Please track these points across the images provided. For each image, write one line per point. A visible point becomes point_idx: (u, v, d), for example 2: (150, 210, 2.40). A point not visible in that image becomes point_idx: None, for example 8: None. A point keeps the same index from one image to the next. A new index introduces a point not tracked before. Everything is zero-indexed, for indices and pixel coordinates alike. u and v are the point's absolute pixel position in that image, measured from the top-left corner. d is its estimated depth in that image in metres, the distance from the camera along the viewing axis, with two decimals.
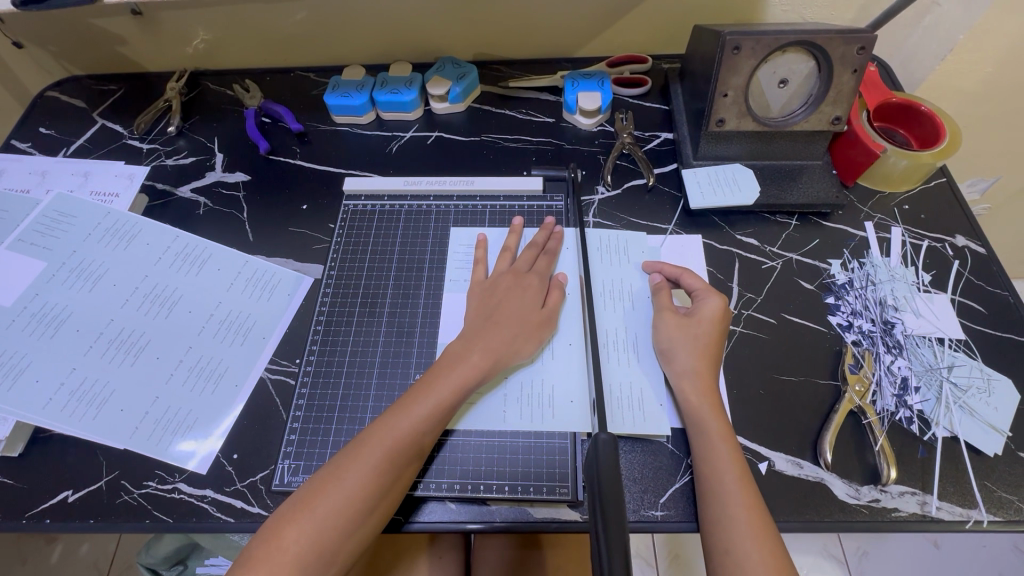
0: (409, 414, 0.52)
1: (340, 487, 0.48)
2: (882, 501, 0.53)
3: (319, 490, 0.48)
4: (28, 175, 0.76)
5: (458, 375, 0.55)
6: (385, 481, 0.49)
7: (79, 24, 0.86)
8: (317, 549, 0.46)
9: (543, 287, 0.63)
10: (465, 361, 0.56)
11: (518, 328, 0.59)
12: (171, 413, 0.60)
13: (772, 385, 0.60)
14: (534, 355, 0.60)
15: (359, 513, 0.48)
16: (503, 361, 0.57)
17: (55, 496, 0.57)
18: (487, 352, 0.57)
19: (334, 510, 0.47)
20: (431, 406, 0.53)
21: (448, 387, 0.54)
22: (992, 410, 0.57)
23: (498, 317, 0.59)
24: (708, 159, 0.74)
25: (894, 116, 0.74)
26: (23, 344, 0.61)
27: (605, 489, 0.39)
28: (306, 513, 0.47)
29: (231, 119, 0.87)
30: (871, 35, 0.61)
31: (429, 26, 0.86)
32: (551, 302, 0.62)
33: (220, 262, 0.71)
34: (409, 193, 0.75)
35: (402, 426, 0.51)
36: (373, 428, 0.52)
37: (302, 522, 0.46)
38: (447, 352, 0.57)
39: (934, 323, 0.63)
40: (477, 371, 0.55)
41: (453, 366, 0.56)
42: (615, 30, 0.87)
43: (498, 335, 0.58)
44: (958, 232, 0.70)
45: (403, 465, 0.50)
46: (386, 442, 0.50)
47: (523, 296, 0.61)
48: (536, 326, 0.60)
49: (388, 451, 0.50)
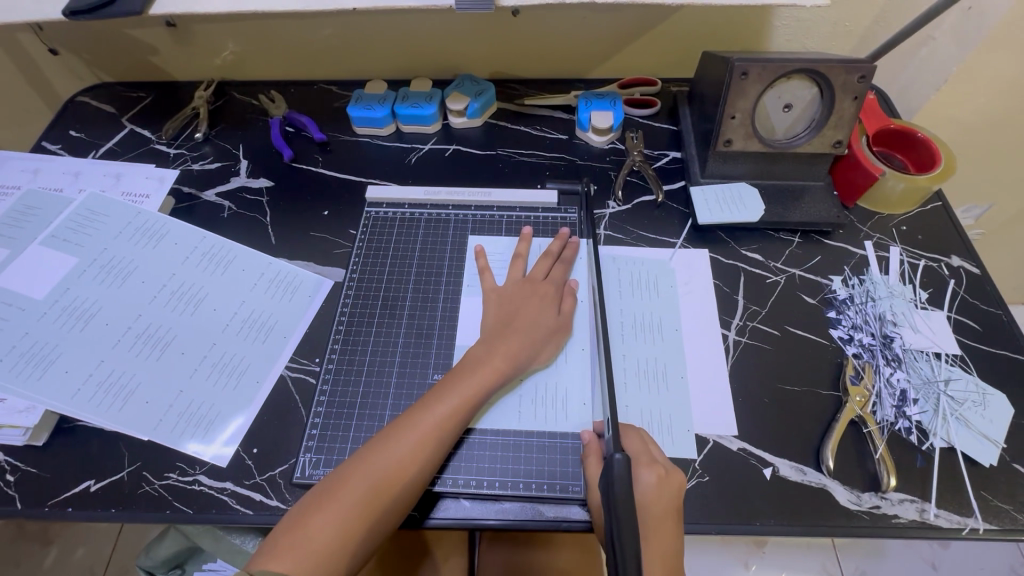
0: (434, 411, 0.54)
1: (366, 477, 0.50)
2: (882, 508, 0.55)
3: (346, 481, 0.50)
4: (61, 175, 0.78)
5: (479, 376, 0.57)
6: (410, 474, 0.51)
7: (115, 33, 0.90)
8: (343, 537, 0.48)
9: (558, 294, 0.66)
10: (486, 363, 0.58)
11: (538, 334, 0.62)
12: (195, 406, 0.61)
13: (777, 395, 0.62)
14: (549, 359, 0.62)
15: (383, 504, 0.50)
16: (522, 365, 0.60)
17: (77, 485, 0.58)
18: (506, 354, 0.59)
19: (360, 499, 0.49)
20: (456, 404, 0.55)
21: (472, 385, 0.57)
22: (988, 423, 0.59)
23: (516, 323, 0.62)
24: (715, 177, 0.78)
25: (891, 142, 0.78)
26: (55, 335, 0.63)
27: (621, 504, 0.43)
28: (333, 502, 0.49)
29: (256, 127, 0.90)
30: (870, 65, 0.65)
31: (450, 45, 0.90)
32: (566, 309, 0.65)
33: (245, 263, 0.73)
34: (429, 202, 0.78)
35: (428, 421, 0.54)
36: (399, 423, 0.54)
37: (329, 510, 0.49)
38: (470, 354, 0.60)
39: (932, 338, 0.65)
40: (496, 372, 0.58)
41: (476, 366, 0.58)
42: (627, 54, 0.91)
43: (515, 338, 0.60)
44: (953, 253, 0.73)
45: (427, 460, 0.52)
46: (409, 438, 0.53)
47: (540, 305, 0.64)
48: (552, 331, 0.63)
49: (411, 445, 0.52)
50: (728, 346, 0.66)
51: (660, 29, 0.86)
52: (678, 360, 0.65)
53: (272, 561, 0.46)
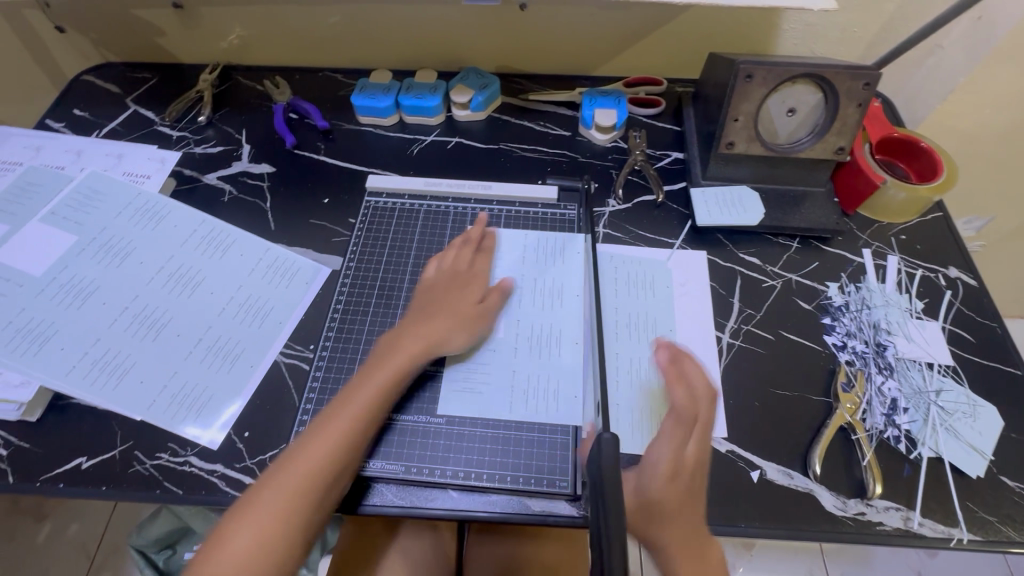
0: (337, 416, 0.53)
1: (287, 483, 0.49)
2: (867, 515, 0.56)
3: (268, 484, 0.49)
4: (63, 153, 0.78)
5: (373, 379, 0.56)
6: (333, 472, 0.51)
7: (122, 14, 0.90)
8: (272, 539, 0.47)
9: (482, 287, 0.66)
10: (386, 365, 0.57)
11: (452, 317, 0.62)
12: (188, 388, 0.62)
13: (768, 399, 0.63)
14: (527, 364, 0.62)
15: (308, 504, 0.49)
16: (434, 353, 0.60)
17: (69, 461, 0.59)
18: (439, 356, 0.59)
19: (282, 508, 0.48)
20: (363, 400, 0.55)
21: (375, 382, 0.56)
22: (977, 434, 0.60)
23: (436, 306, 0.62)
24: (716, 179, 0.77)
25: (895, 150, 0.78)
26: (51, 313, 0.63)
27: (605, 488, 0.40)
28: (252, 513, 0.48)
29: (260, 112, 0.90)
30: (876, 72, 0.65)
31: (457, 37, 0.89)
32: (489, 303, 0.65)
33: (243, 248, 0.73)
34: (428, 194, 0.78)
35: (341, 420, 0.53)
36: (318, 422, 0.54)
37: (251, 522, 0.48)
38: (373, 354, 0.59)
39: (925, 348, 0.66)
40: (406, 366, 0.58)
41: (383, 362, 0.58)
42: (635, 52, 0.90)
43: (461, 339, 0.61)
44: (951, 264, 0.73)
45: (343, 454, 0.52)
46: (324, 438, 0.52)
47: (460, 293, 0.64)
48: (468, 317, 0.63)
49: (328, 444, 0.51)
50: (721, 349, 0.66)
51: (668, 28, 0.86)
52: None
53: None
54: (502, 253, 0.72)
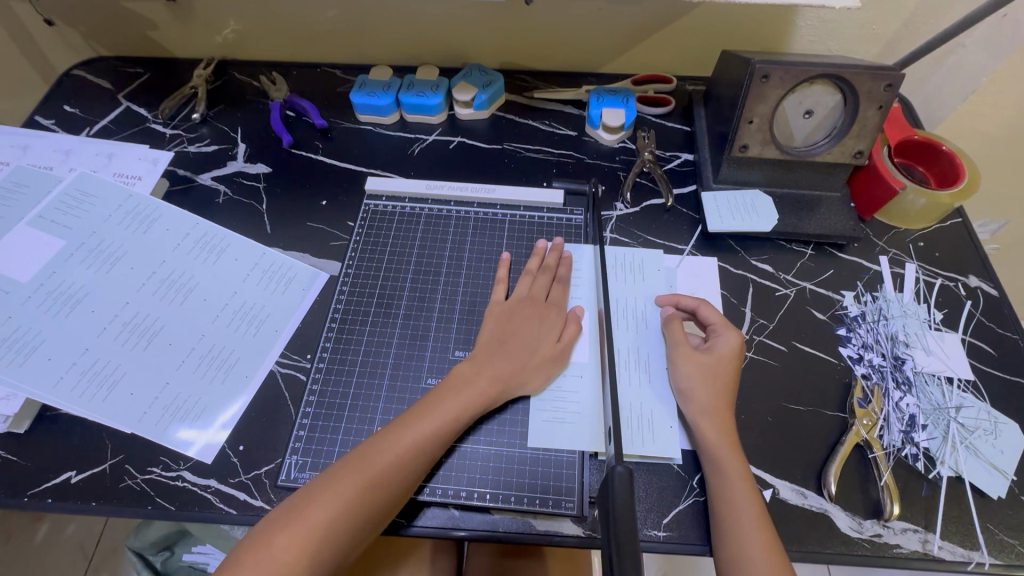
0: (413, 429, 0.53)
1: (339, 494, 0.49)
2: (884, 537, 0.54)
3: (315, 498, 0.49)
4: (51, 152, 0.76)
5: (463, 398, 0.55)
6: (381, 496, 0.50)
7: (112, 6, 0.87)
8: (309, 557, 0.46)
9: (561, 319, 0.63)
10: (473, 385, 0.56)
11: (532, 358, 0.59)
12: (181, 400, 0.60)
13: (782, 415, 0.60)
14: (540, 387, 0.59)
15: (350, 525, 0.48)
16: (510, 389, 0.58)
17: (57, 475, 0.57)
18: (497, 378, 0.57)
19: (333, 518, 0.48)
20: (433, 427, 0.53)
21: (451, 409, 0.54)
22: (998, 453, 0.57)
23: (512, 344, 0.59)
24: (728, 183, 0.75)
25: (914, 153, 0.75)
26: (38, 321, 0.61)
27: (619, 517, 0.37)
28: (300, 521, 0.47)
29: (256, 110, 0.87)
30: (899, 73, 0.62)
31: (459, 32, 0.86)
32: (568, 335, 0.62)
33: (238, 252, 0.71)
34: (430, 196, 0.76)
35: (403, 441, 0.52)
36: (376, 440, 0.52)
37: (296, 528, 0.47)
38: (456, 372, 0.57)
39: (944, 361, 0.63)
40: (484, 398, 0.56)
41: (459, 390, 0.56)
42: (644, 49, 0.87)
43: (507, 359, 0.58)
44: (971, 273, 0.70)
45: (400, 479, 0.51)
46: (389, 457, 0.51)
47: (540, 327, 0.61)
48: (548, 358, 0.60)
49: (388, 465, 0.51)
50: None
51: (679, 24, 0.83)
52: None
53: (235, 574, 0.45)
54: (579, 279, 0.69)
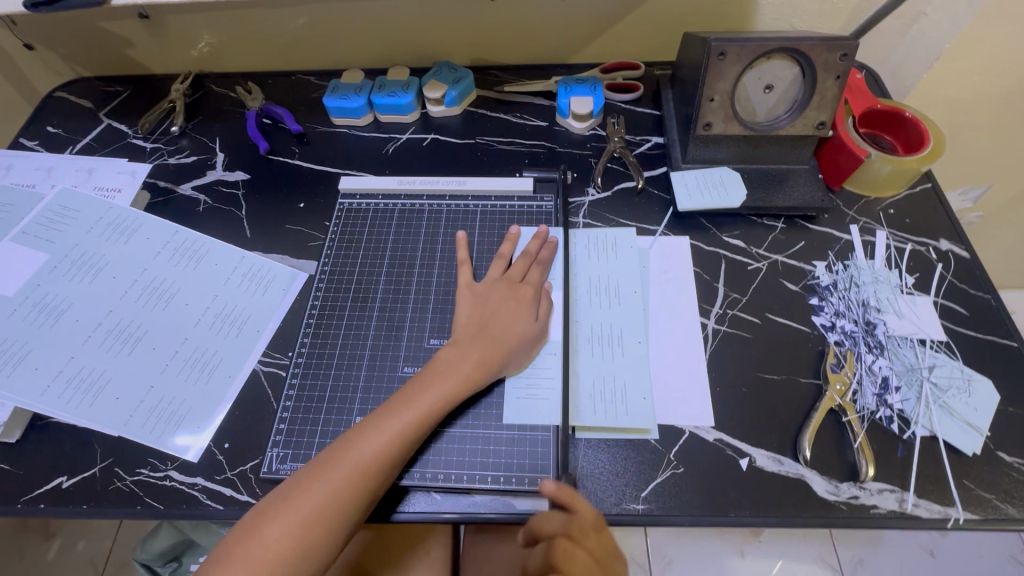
0: (395, 416, 0.54)
1: (323, 485, 0.49)
2: (860, 498, 0.54)
3: (302, 489, 0.49)
4: (35, 171, 0.78)
5: (442, 381, 0.56)
6: (366, 483, 0.50)
7: (89, 27, 0.89)
8: (297, 548, 0.47)
9: (535, 297, 0.64)
10: (450, 368, 0.57)
11: (507, 336, 0.60)
12: (165, 402, 0.61)
13: (756, 384, 0.61)
14: (521, 366, 0.60)
15: (336, 513, 0.49)
16: (492, 371, 0.58)
17: (49, 481, 0.58)
18: (473, 360, 0.58)
19: (319, 508, 0.49)
20: (416, 413, 0.54)
21: (432, 395, 0.55)
22: (972, 411, 0.58)
23: (488, 327, 0.60)
24: (697, 162, 0.76)
25: (879, 123, 0.76)
26: (24, 333, 0.62)
27: None
28: (287, 511, 0.48)
29: (233, 120, 0.89)
30: (853, 42, 0.63)
31: (427, 32, 0.88)
32: (543, 315, 0.62)
33: (218, 257, 0.72)
34: (403, 193, 0.77)
35: (389, 429, 0.53)
36: (357, 430, 0.53)
37: (284, 519, 0.48)
38: (436, 358, 0.58)
39: (916, 323, 0.64)
40: (463, 380, 0.56)
41: (439, 375, 0.56)
42: (609, 37, 0.88)
43: (485, 342, 0.59)
44: (942, 237, 0.71)
45: (386, 467, 0.51)
46: (370, 447, 0.51)
47: (514, 309, 0.62)
48: (525, 338, 0.60)
49: (372, 454, 0.51)
50: (706, 335, 0.65)
51: (642, 10, 0.84)
52: (649, 345, 0.64)
53: (226, 567, 0.46)
54: (558, 263, 0.68)
